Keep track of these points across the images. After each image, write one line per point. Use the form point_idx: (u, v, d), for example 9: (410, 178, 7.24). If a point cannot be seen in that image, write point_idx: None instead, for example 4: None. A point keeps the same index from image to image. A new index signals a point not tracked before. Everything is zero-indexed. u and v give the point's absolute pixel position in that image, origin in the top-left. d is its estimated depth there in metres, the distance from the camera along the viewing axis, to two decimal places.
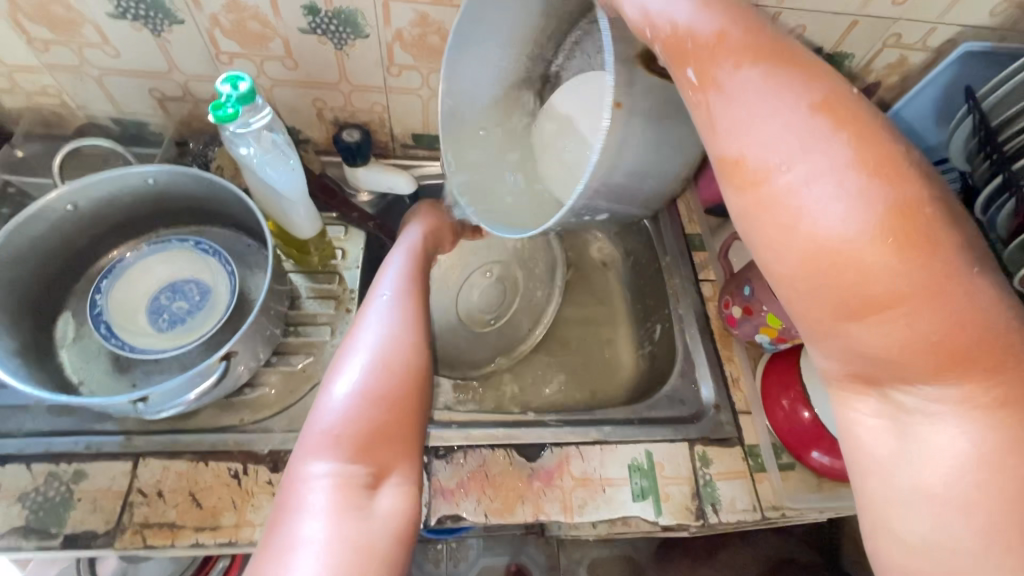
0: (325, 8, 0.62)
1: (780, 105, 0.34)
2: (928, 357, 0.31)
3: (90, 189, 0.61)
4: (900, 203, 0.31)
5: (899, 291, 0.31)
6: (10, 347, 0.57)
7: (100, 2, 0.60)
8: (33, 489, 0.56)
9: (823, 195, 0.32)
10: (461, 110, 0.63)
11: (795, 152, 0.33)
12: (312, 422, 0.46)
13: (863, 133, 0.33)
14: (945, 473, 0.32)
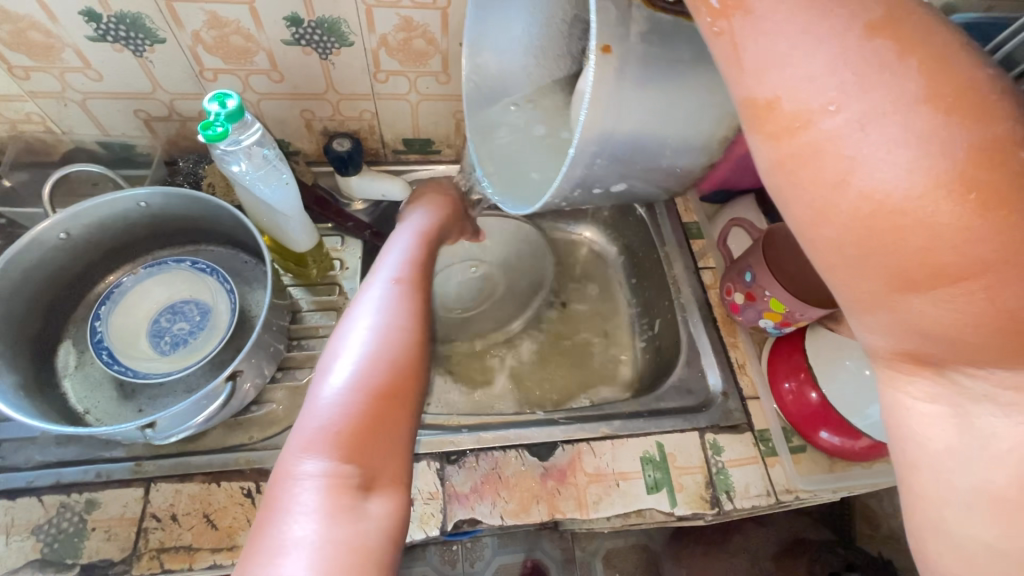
0: (308, 18, 0.61)
1: (829, 30, 0.27)
2: (1005, 337, 0.27)
3: (82, 216, 0.61)
4: (985, 144, 0.25)
5: (975, 257, 0.25)
6: (12, 380, 0.56)
7: (79, 25, 0.59)
8: (46, 521, 0.56)
9: (884, 144, 0.26)
10: (482, 74, 0.60)
11: (849, 87, 0.26)
12: (303, 416, 0.46)
13: (931, 59, 0.26)
14: (1009, 475, 0.30)
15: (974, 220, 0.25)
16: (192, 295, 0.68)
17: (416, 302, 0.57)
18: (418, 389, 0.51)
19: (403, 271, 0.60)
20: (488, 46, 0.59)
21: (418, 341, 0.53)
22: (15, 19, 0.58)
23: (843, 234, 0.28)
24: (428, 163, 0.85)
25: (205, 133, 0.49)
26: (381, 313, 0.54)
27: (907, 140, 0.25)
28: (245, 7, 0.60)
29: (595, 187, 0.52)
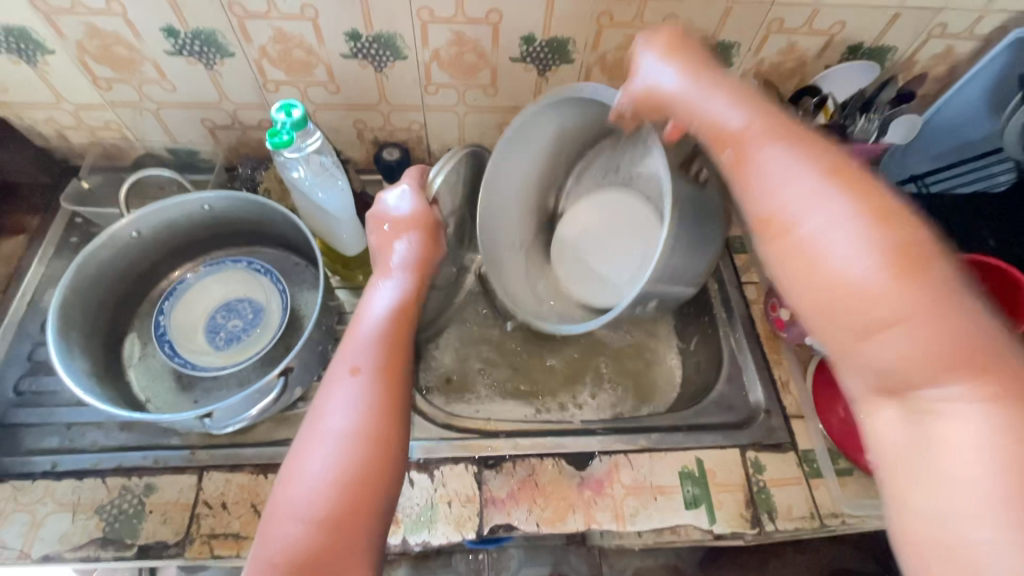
0: (366, 33, 0.64)
1: (796, 173, 0.40)
2: (938, 363, 0.33)
3: (152, 216, 0.65)
4: (898, 240, 0.35)
5: (892, 311, 0.34)
6: (85, 367, 0.60)
7: (159, 40, 0.64)
8: (108, 501, 0.59)
9: (831, 238, 0.37)
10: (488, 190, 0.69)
11: (806, 207, 0.38)
12: (268, 524, 0.43)
13: (854, 184, 0.38)
14: (962, 456, 0.32)
15: (913, 295, 0.34)
16: (247, 294, 0.71)
17: (385, 367, 0.51)
18: (390, 468, 0.46)
19: (375, 344, 0.52)
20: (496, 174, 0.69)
21: (382, 427, 0.47)
22: (104, 34, 0.63)
23: (809, 296, 0.38)
24: None
25: (271, 139, 0.52)
26: (344, 389, 0.49)
27: (847, 243, 0.36)
28: (308, 23, 0.63)
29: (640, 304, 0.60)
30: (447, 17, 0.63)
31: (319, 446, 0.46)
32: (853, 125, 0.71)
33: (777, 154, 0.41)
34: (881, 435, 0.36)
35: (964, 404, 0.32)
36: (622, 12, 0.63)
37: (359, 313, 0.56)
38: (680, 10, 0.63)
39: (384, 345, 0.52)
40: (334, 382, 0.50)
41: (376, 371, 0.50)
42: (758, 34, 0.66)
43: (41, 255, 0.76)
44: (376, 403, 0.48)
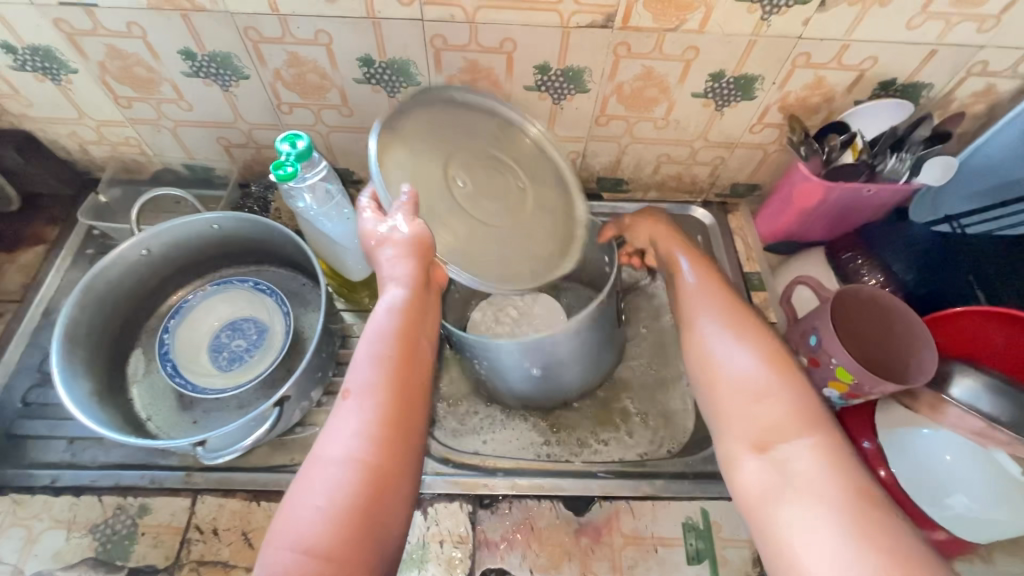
0: (379, 60, 0.64)
1: (705, 287, 0.57)
2: (790, 420, 0.47)
3: (161, 235, 0.65)
4: (760, 337, 0.52)
5: (759, 382, 0.49)
6: (88, 385, 0.61)
7: (177, 62, 0.65)
8: (103, 520, 0.59)
9: (718, 328, 0.53)
10: (447, 210, 0.55)
11: (705, 307, 0.55)
12: (275, 530, 0.41)
13: (745, 310, 0.54)
14: (813, 486, 0.43)
15: (777, 384, 0.49)
16: (252, 314, 0.71)
17: (394, 382, 0.47)
18: (397, 493, 0.44)
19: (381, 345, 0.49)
20: (482, 205, 0.58)
21: (387, 433, 0.45)
22: (124, 56, 0.64)
23: (703, 363, 0.52)
24: None
25: (276, 172, 0.51)
26: (353, 407, 0.46)
27: (733, 343, 0.52)
28: (322, 48, 0.63)
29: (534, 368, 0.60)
30: (460, 46, 0.62)
31: (320, 467, 0.43)
32: (883, 164, 0.67)
33: (702, 290, 0.57)
34: (744, 476, 0.47)
35: (802, 441, 0.46)
36: (640, 44, 0.61)
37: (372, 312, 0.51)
38: (702, 42, 0.61)
39: (396, 356, 0.48)
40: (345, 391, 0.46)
41: (386, 386, 0.46)
42: (783, 68, 0.64)
43: (58, 267, 0.78)
44: (383, 421, 0.45)
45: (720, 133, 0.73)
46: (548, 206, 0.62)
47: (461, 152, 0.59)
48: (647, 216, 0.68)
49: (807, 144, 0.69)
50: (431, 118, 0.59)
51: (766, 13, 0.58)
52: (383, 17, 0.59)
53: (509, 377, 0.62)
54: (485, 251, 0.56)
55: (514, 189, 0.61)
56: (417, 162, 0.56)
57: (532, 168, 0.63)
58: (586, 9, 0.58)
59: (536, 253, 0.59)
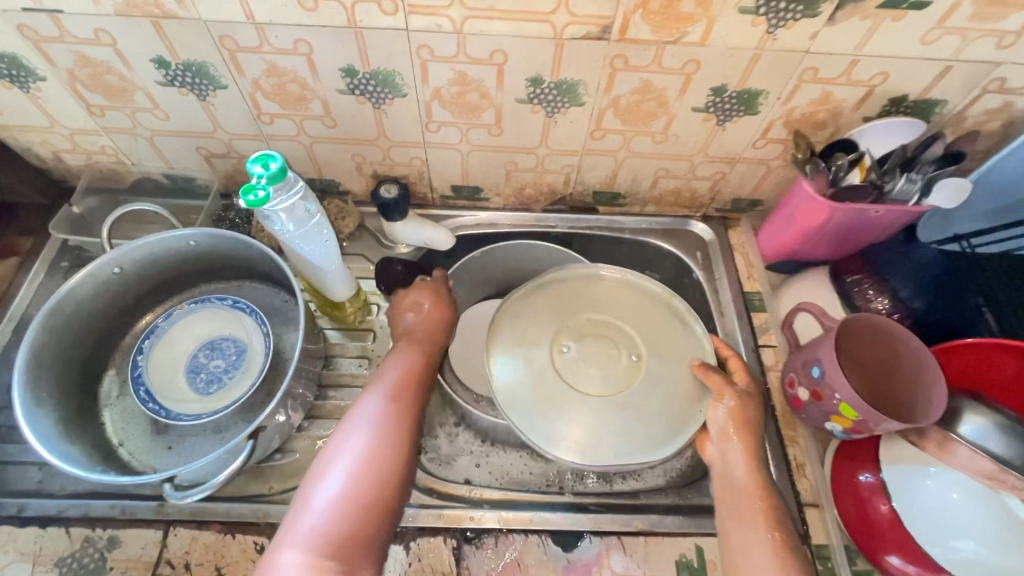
0: (362, 70, 0.61)
1: (737, 496, 0.55)
2: None
3: (132, 253, 0.62)
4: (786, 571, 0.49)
5: None
6: (54, 413, 0.58)
7: (150, 71, 0.62)
8: (70, 554, 0.57)
9: (745, 546, 0.52)
10: (543, 375, 0.65)
11: (733, 517, 0.54)
12: (297, 510, 0.50)
13: (794, 561, 0.50)
14: None
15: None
16: (231, 333, 0.68)
17: (405, 415, 0.58)
18: (393, 502, 0.53)
19: (403, 374, 0.62)
20: (582, 374, 0.65)
21: (406, 445, 0.56)
22: (94, 64, 0.61)
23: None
24: (475, 208, 0.82)
25: (245, 197, 0.47)
26: (369, 426, 0.56)
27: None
28: (302, 58, 0.59)
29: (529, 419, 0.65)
30: (448, 57, 0.59)
31: (342, 465, 0.53)
32: (892, 185, 0.63)
33: (734, 489, 0.56)
34: None
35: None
36: (638, 57, 0.58)
37: (386, 358, 0.64)
38: (703, 56, 0.58)
39: (408, 394, 0.60)
40: (360, 409, 0.58)
41: (394, 406, 0.58)
42: (788, 84, 0.61)
43: (31, 280, 0.75)
44: (392, 441, 0.55)
45: (721, 149, 0.70)
46: (670, 385, 0.65)
47: (575, 326, 0.69)
48: (735, 409, 0.60)
49: (813, 163, 0.66)
50: (567, 313, 0.70)
51: (771, 26, 0.54)
52: (365, 27, 0.56)
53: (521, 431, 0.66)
54: (582, 420, 0.62)
55: (623, 362, 0.66)
56: (533, 342, 0.67)
57: (657, 340, 0.68)
58: (581, 21, 0.54)
59: (649, 431, 0.62)
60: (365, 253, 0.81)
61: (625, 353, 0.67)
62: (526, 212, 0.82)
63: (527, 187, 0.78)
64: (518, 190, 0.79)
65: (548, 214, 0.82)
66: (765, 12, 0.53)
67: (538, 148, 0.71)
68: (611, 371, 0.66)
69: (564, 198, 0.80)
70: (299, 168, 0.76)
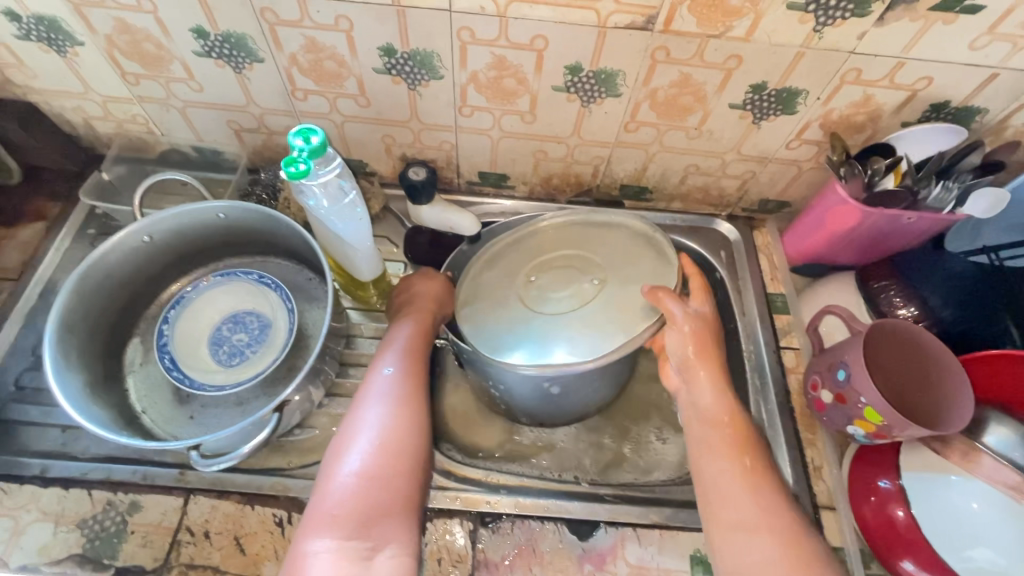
0: (401, 49, 0.60)
1: (696, 408, 0.58)
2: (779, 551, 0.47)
3: (163, 222, 0.62)
4: (742, 463, 0.53)
5: (740, 516, 0.50)
6: (81, 377, 0.58)
7: (188, 41, 0.61)
8: (91, 516, 0.58)
9: (711, 456, 0.54)
10: (498, 302, 0.64)
11: (695, 428, 0.57)
12: (320, 494, 0.51)
13: (765, 484, 0.52)
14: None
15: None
16: (255, 307, 0.69)
17: (408, 392, 0.59)
18: (413, 470, 0.54)
19: (406, 356, 0.63)
20: (547, 300, 0.62)
21: (418, 421, 0.58)
22: (133, 31, 0.61)
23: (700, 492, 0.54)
24: (501, 195, 0.82)
25: (286, 168, 0.47)
26: (373, 406, 0.57)
27: (747, 533, 0.49)
28: (342, 34, 0.59)
29: (550, 384, 0.61)
30: (489, 40, 0.58)
31: (353, 445, 0.54)
32: (927, 192, 0.62)
33: (702, 415, 0.57)
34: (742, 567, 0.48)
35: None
36: (680, 49, 0.58)
37: (385, 343, 0.65)
38: (746, 51, 0.57)
39: (406, 369, 0.61)
40: (370, 392, 0.59)
41: (401, 386, 0.60)
42: (829, 84, 0.60)
43: (58, 245, 0.75)
44: (403, 418, 0.57)
45: (754, 148, 0.70)
46: (625, 297, 0.60)
47: (541, 261, 0.66)
48: (694, 334, 0.58)
49: (847, 166, 0.65)
50: (534, 254, 0.68)
51: (819, 24, 0.54)
52: (408, 5, 0.55)
53: (527, 397, 0.64)
54: (521, 335, 0.59)
55: (589, 283, 0.62)
56: (499, 283, 0.66)
57: (620, 263, 0.63)
58: (626, 9, 0.54)
59: (599, 336, 0.58)
60: (389, 236, 0.81)
61: (592, 270, 0.63)
62: (552, 202, 0.82)
63: (554, 177, 0.78)
64: (544, 180, 0.79)
65: (573, 205, 0.82)
66: (814, 9, 0.52)
67: (570, 138, 0.71)
68: (580, 289, 0.62)
69: (591, 190, 0.80)
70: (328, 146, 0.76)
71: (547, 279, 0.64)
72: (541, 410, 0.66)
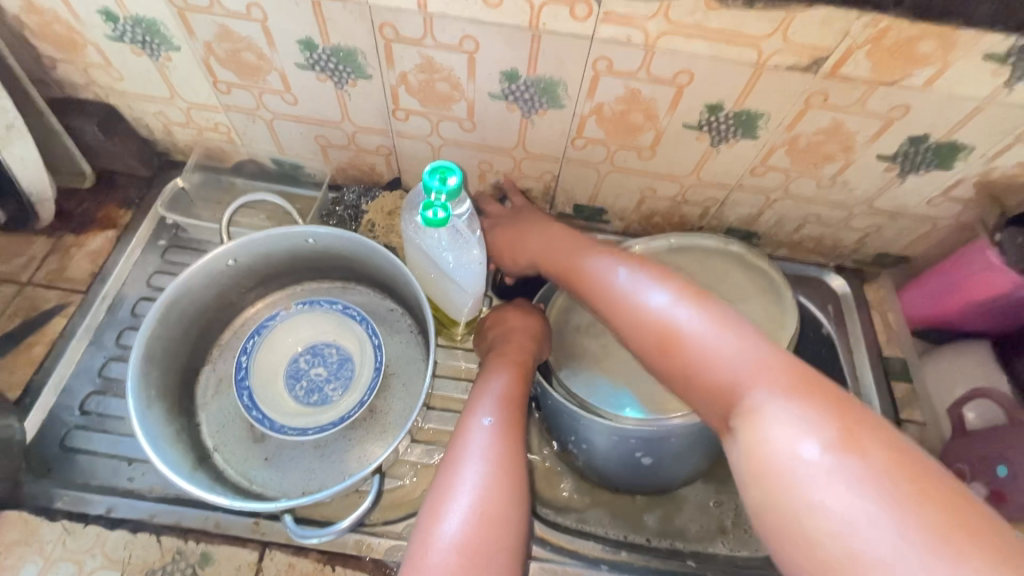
0: (525, 76, 0.55)
1: (650, 298, 0.47)
2: (769, 392, 0.39)
3: (251, 246, 0.58)
4: (745, 333, 0.43)
5: (717, 374, 0.42)
6: (159, 412, 0.54)
7: (292, 52, 0.56)
8: (160, 566, 0.53)
9: (708, 327, 0.43)
10: (605, 348, 0.60)
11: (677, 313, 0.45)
12: (412, 565, 0.43)
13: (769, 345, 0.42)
14: (820, 491, 0.34)
15: (866, 470, 0.34)
16: (337, 340, 0.63)
17: (510, 447, 0.48)
18: (516, 540, 0.44)
19: (506, 400, 0.52)
20: None
21: (523, 484, 0.47)
22: (236, 39, 0.56)
23: (699, 390, 0.43)
24: (593, 229, 0.76)
25: (424, 213, 0.45)
26: (472, 464, 0.47)
27: (724, 397, 0.41)
28: (463, 56, 0.54)
29: (642, 453, 0.56)
30: (627, 72, 0.53)
31: (447, 509, 0.44)
32: None
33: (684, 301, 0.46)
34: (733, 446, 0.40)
35: (858, 497, 0.33)
36: (842, 95, 0.52)
37: (479, 382, 0.55)
38: (917, 101, 0.51)
39: (509, 422, 0.50)
40: (463, 443, 0.49)
41: (501, 437, 0.49)
42: (1001, 141, 0.54)
43: (127, 256, 0.70)
44: (506, 478, 0.46)
45: (890, 201, 0.64)
46: None
47: None
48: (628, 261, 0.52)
49: (1008, 232, 0.58)
50: None
51: (1013, 77, 0.47)
52: (546, 30, 0.50)
53: (612, 463, 0.59)
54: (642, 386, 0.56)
55: None
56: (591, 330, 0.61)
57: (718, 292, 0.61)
58: (793, 50, 0.48)
59: None
60: None
61: None
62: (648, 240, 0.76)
63: (656, 216, 0.72)
64: (645, 217, 0.73)
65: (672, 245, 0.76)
66: (1014, 62, 0.46)
67: (687, 177, 0.65)
68: None
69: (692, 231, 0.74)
70: (419, 168, 0.71)
71: None
72: (637, 478, 0.60)
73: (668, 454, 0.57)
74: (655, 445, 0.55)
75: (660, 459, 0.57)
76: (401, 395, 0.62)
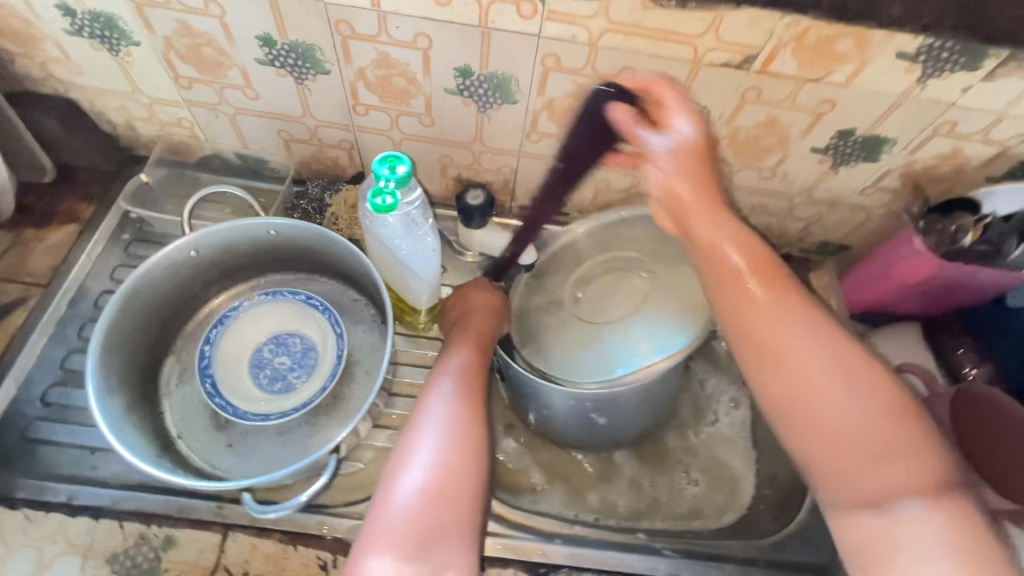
0: (478, 72, 0.57)
1: (737, 304, 0.45)
2: (868, 435, 0.40)
3: (212, 237, 0.59)
4: (827, 352, 0.42)
5: (810, 405, 0.42)
6: (120, 400, 0.55)
7: (251, 47, 0.58)
8: (123, 551, 0.54)
9: (782, 345, 0.43)
10: (561, 323, 0.61)
11: (764, 326, 0.44)
12: (376, 513, 0.46)
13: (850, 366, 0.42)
14: (922, 534, 0.37)
15: (968, 526, 0.36)
16: (300, 328, 0.65)
17: (468, 413, 0.51)
18: (475, 492, 0.47)
19: (467, 371, 0.55)
20: (607, 307, 0.60)
21: (483, 443, 0.50)
22: (195, 35, 0.57)
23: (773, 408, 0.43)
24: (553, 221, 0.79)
25: (373, 200, 0.47)
26: (431, 427, 0.49)
27: (823, 427, 0.41)
28: (418, 53, 0.56)
29: (596, 414, 0.60)
30: (574, 68, 0.56)
31: (409, 467, 0.47)
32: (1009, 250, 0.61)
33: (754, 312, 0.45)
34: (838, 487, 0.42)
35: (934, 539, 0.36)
36: (773, 91, 0.55)
37: (443, 357, 0.57)
38: (841, 97, 0.55)
39: (467, 392, 0.53)
40: (426, 408, 0.51)
41: (462, 405, 0.52)
42: (919, 134, 0.58)
43: (90, 250, 0.71)
44: (466, 439, 0.49)
45: (827, 191, 0.68)
46: (679, 279, 0.58)
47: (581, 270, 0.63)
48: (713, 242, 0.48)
49: (929, 219, 0.64)
50: (570, 263, 0.64)
51: (924, 74, 0.51)
52: (495, 28, 0.52)
53: (570, 426, 0.62)
54: (598, 350, 0.57)
55: (639, 281, 0.60)
56: (546, 301, 0.63)
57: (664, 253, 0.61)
58: (725, 48, 0.51)
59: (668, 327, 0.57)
60: None
61: (636, 265, 0.61)
62: None
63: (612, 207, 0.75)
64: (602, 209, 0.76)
65: None
66: (923, 60, 0.50)
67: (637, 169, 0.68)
68: (633, 287, 0.60)
69: None
70: None
71: (597, 289, 0.61)
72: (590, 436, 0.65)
73: (621, 414, 0.60)
74: (609, 404, 0.58)
75: (615, 420, 0.61)
76: (363, 380, 0.64)
